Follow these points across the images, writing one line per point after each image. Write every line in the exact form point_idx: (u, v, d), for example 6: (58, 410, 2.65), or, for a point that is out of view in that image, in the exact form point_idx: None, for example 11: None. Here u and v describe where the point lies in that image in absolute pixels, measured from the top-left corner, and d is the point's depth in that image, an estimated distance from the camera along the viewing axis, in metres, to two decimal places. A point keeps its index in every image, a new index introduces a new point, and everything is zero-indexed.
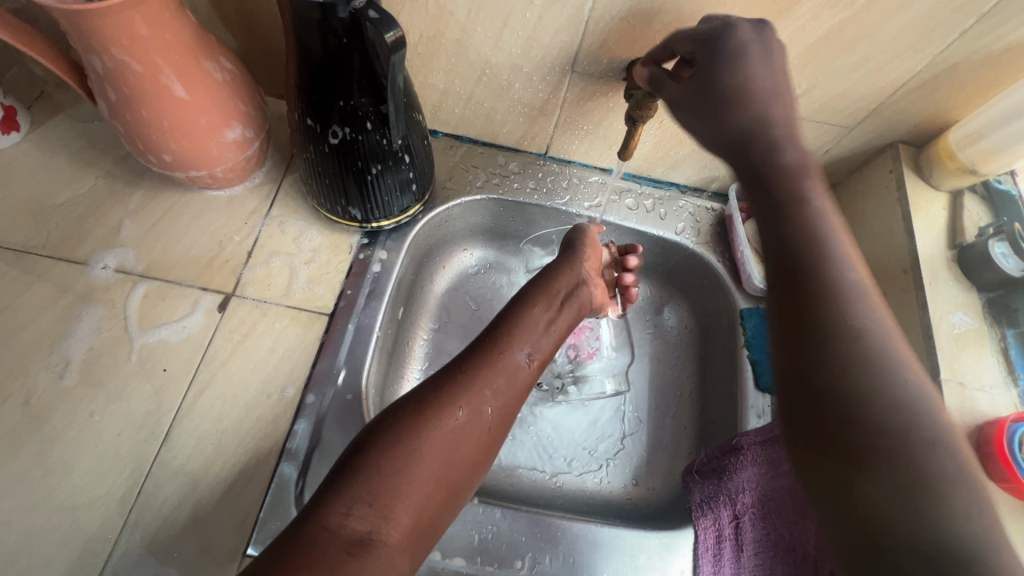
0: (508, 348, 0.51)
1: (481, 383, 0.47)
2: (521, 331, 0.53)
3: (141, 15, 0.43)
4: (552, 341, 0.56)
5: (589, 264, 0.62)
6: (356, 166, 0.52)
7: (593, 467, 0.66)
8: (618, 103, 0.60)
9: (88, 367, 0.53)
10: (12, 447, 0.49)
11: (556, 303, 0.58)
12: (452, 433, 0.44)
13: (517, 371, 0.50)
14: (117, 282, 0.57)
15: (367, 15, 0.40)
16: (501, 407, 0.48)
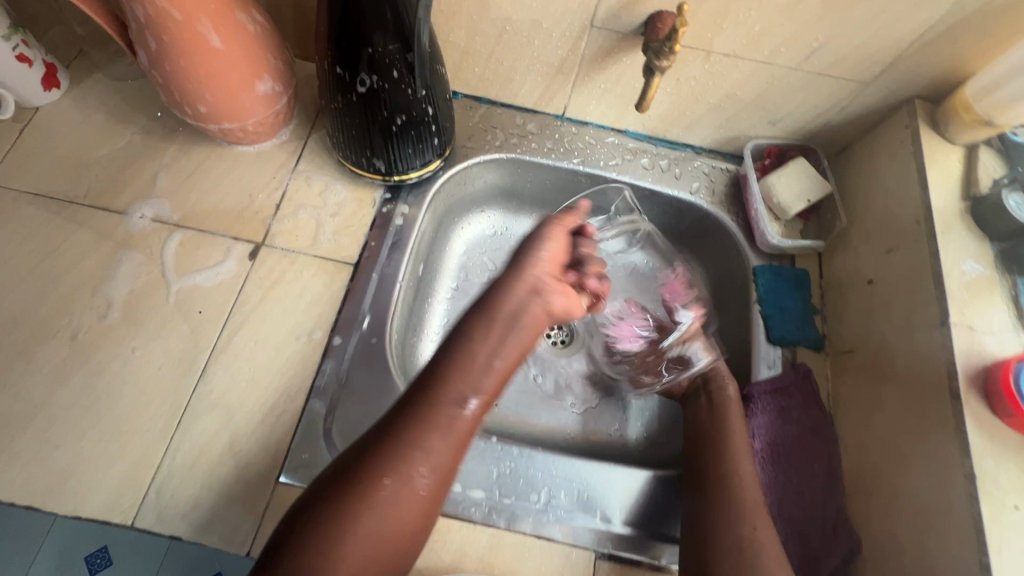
0: (444, 398, 0.45)
1: (412, 447, 0.43)
2: (457, 373, 0.46)
3: None
4: (505, 373, 0.48)
5: (540, 267, 0.53)
6: (381, 116, 0.54)
7: (606, 419, 0.68)
8: (635, 59, 0.61)
9: (130, 307, 0.56)
10: (61, 378, 0.52)
11: (495, 324, 0.49)
12: (382, 510, 0.41)
13: (457, 426, 0.45)
14: (154, 231, 0.59)
15: None
16: (439, 468, 0.43)
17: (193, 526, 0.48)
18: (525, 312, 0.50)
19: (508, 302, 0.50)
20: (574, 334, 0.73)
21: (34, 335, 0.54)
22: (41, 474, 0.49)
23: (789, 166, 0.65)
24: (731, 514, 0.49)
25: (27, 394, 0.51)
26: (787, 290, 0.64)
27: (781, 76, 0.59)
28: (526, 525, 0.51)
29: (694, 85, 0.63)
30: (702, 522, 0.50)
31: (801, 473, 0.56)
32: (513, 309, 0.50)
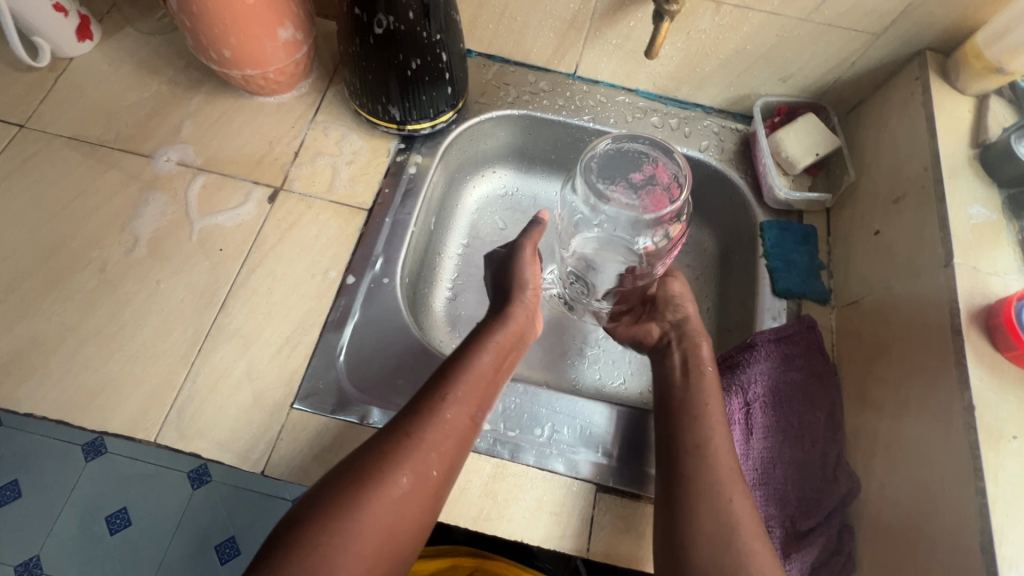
0: (455, 401, 0.47)
1: (426, 445, 0.44)
2: (469, 378, 0.48)
3: None
4: (502, 384, 0.52)
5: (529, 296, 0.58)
6: (397, 60, 0.55)
7: (612, 373, 0.70)
8: (646, 12, 0.62)
9: (155, 243, 0.58)
10: (90, 305, 0.55)
11: (503, 349, 0.52)
12: (398, 503, 0.42)
13: (466, 429, 0.47)
14: (179, 173, 0.62)
15: None
16: (448, 469, 0.45)
17: (212, 444, 0.51)
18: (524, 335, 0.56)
19: (520, 323, 0.55)
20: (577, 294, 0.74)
21: (65, 265, 0.56)
22: (71, 392, 0.52)
23: (798, 122, 0.66)
24: (706, 491, 0.46)
25: (60, 317, 0.54)
26: (794, 245, 0.65)
27: (791, 27, 0.60)
28: (529, 457, 0.53)
29: (704, 40, 0.64)
30: (673, 476, 0.48)
31: (802, 417, 0.56)
32: (514, 332, 0.54)
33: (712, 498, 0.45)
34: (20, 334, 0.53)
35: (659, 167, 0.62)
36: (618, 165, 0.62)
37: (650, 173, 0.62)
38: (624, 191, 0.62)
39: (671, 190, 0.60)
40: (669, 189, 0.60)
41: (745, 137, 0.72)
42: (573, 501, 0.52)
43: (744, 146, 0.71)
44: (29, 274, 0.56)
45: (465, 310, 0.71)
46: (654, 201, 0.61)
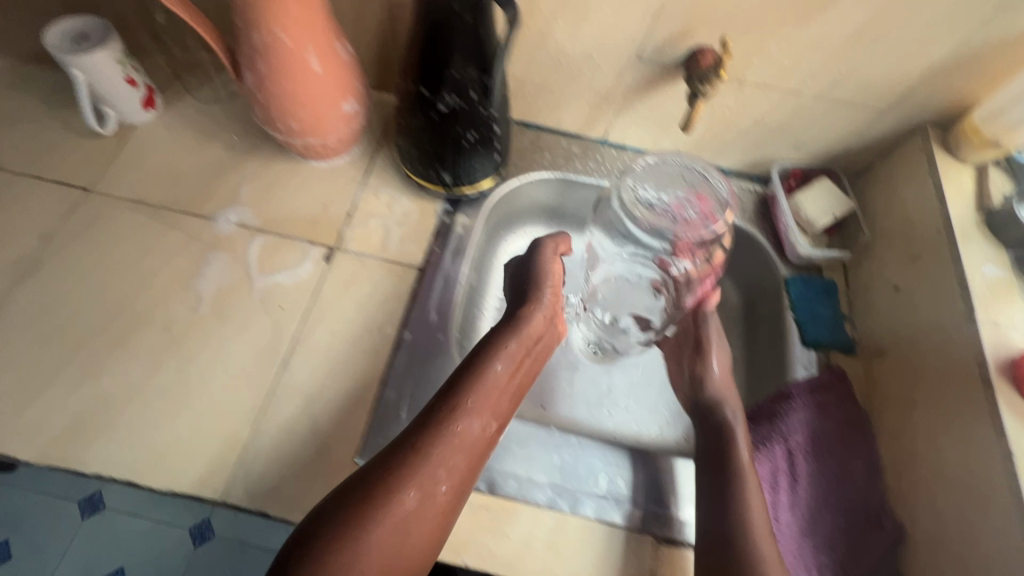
0: (464, 416, 0.48)
1: (435, 462, 0.45)
2: (479, 392, 0.50)
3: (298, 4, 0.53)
4: (514, 396, 0.53)
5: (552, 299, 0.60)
6: (456, 133, 0.60)
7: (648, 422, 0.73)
8: (677, 89, 0.68)
9: (218, 302, 0.61)
10: (156, 364, 0.56)
11: (519, 356, 0.54)
12: (401, 522, 0.43)
13: (475, 444, 0.48)
14: (238, 235, 0.65)
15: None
16: (456, 485, 0.46)
17: (278, 502, 0.51)
18: (548, 336, 0.59)
19: (538, 327, 0.57)
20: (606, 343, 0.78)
21: (131, 325, 0.58)
22: (137, 451, 0.52)
23: (813, 187, 0.72)
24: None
25: (127, 377, 0.55)
26: (818, 298, 0.69)
27: (806, 103, 0.67)
28: (588, 510, 0.54)
29: (728, 112, 0.70)
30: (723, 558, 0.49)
31: (844, 464, 0.59)
32: (530, 337, 0.56)
33: None
34: (87, 394, 0.54)
35: (703, 201, 0.69)
36: (670, 188, 0.70)
37: (696, 202, 0.69)
38: (677, 207, 0.69)
39: (708, 220, 0.67)
40: (710, 214, 0.68)
41: (761, 198, 0.78)
42: (634, 554, 0.53)
43: (762, 206, 0.77)
44: (95, 335, 0.57)
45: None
46: (693, 227, 0.68)
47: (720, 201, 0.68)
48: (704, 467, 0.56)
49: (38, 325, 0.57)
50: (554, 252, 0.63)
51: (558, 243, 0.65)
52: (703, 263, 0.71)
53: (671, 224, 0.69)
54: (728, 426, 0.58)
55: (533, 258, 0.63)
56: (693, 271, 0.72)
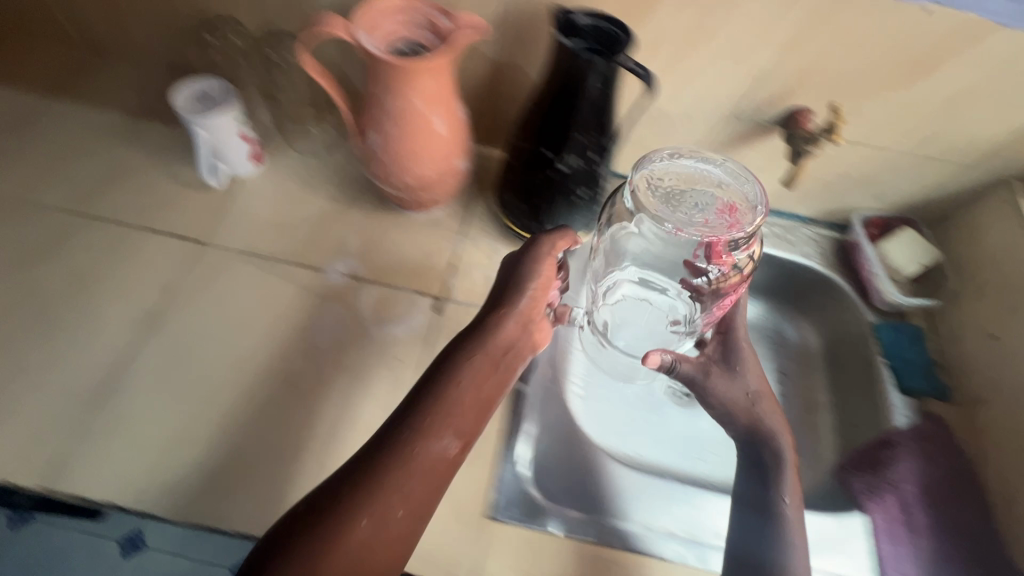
0: (423, 438, 0.47)
1: (389, 487, 0.45)
2: (443, 412, 0.49)
3: (434, 73, 0.55)
4: (482, 411, 0.51)
5: (531, 308, 0.58)
6: (572, 191, 0.63)
7: None
8: (769, 144, 0.71)
9: (337, 354, 0.62)
10: (285, 418, 0.57)
11: (490, 365, 0.53)
12: (356, 550, 0.42)
13: (437, 465, 0.47)
14: (350, 285, 0.67)
15: (635, 71, 0.51)
16: (411, 509, 0.45)
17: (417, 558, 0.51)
18: (521, 344, 0.57)
19: (506, 337, 0.55)
20: None
21: (257, 379, 0.59)
22: (273, 509, 0.52)
23: (898, 236, 0.75)
24: None
25: (257, 431, 0.56)
26: (909, 344, 0.72)
27: (894, 158, 0.70)
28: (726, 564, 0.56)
29: (816, 165, 0.72)
30: None
31: (957, 512, 0.62)
32: (500, 348, 0.55)
33: None
34: (221, 449, 0.55)
35: (732, 205, 0.53)
36: (682, 196, 0.55)
37: (720, 206, 0.54)
38: (702, 215, 0.53)
39: (729, 230, 0.51)
40: (733, 224, 0.51)
41: (839, 244, 0.80)
42: None
43: (841, 253, 0.79)
44: (224, 388, 0.58)
45: (601, 414, 0.69)
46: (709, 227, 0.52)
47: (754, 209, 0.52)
48: (739, 505, 0.59)
49: (168, 378, 0.59)
50: (549, 250, 0.59)
51: (556, 242, 0.60)
52: (736, 273, 0.56)
53: (689, 228, 0.52)
54: (774, 459, 0.60)
55: (521, 262, 0.59)
56: (722, 279, 0.57)
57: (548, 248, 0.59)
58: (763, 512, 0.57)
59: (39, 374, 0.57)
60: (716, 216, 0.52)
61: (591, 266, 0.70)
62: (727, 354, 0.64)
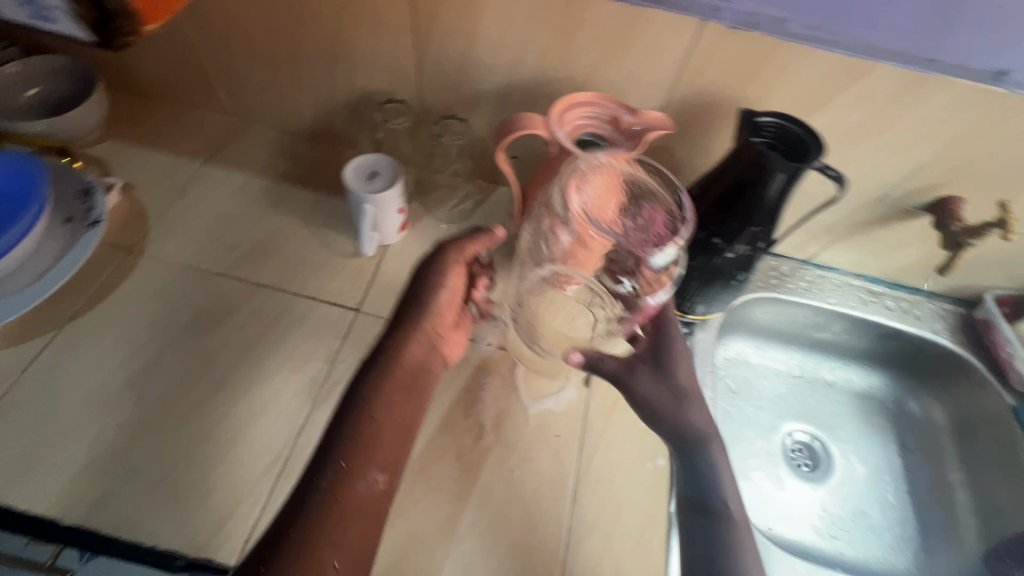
0: (348, 480, 0.49)
1: (321, 537, 0.46)
2: (365, 447, 0.52)
3: (614, 166, 0.58)
4: (403, 440, 0.55)
5: (442, 326, 0.61)
6: (733, 275, 0.65)
7: (880, 545, 0.76)
8: (907, 226, 0.73)
9: (499, 429, 0.63)
10: (460, 496, 0.59)
11: (408, 389, 0.57)
12: None
13: (363, 503, 0.49)
14: (502, 356, 0.68)
15: (826, 174, 0.53)
16: (350, 561, 0.47)
17: None
18: (431, 365, 0.60)
19: (414, 361, 0.58)
20: (815, 460, 0.83)
21: (427, 454, 0.61)
22: None
23: None
24: None
25: (435, 507, 0.58)
26: None
27: None
28: None
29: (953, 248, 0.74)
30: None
31: None
32: (411, 370, 0.58)
33: None
34: (405, 526, 0.57)
35: (659, 212, 0.59)
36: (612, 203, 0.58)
37: (646, 213, 0.59)
38: (610, 215, 0.58)
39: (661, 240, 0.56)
40: (664, 237, 0.57)
41: (966, 319, 0.81)
42: None
43: (972, 329, 0.80)
44: None
45: None
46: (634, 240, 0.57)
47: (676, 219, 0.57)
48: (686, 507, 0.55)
49: None
50: (457, 258, 0.62)
51: (463, 251, 0.63)
52: (646, 285, 0.58)
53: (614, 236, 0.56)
54: (705, 455, 0.55)
55: (425, 277, 0.61)
56: (629, 297, 0.59)
57: (455, 256, 0.62)
58: (702, 513, 0.53)
59: (218, 444, 0.58)
60: (621, 227, 0.58)
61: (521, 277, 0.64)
62: (658, 353, 0.58)
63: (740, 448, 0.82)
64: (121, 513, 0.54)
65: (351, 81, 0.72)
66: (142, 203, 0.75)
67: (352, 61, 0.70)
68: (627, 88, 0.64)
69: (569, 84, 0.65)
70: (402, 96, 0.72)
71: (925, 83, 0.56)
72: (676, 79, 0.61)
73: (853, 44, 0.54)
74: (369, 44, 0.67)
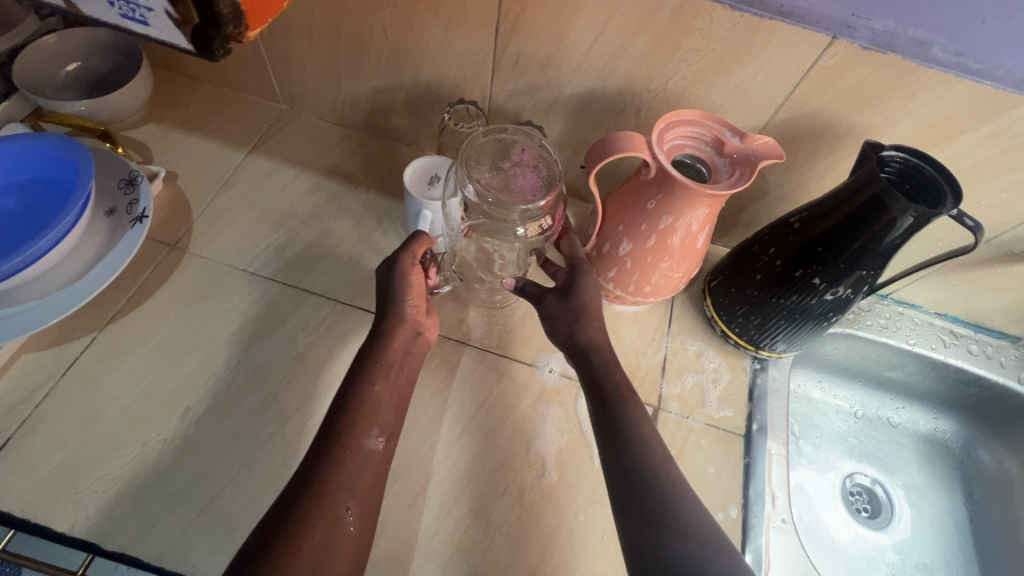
0: (356, 438, 0.48)
1: (333, 485, 0.45)
2: (367, 411, 0.50)
3: (710, 205, 0.53)
4: (400, 407, 0.54)
5: (415, 313, 0.58)
6: (827, 316, 0.59)
7: None
8: (1007, 269, 0.67)
9: (562, 466, 0.59)
10: (522, 539, 0.55)
11: (395, 373, 0.54)
12: (314, 557, 0.42)
13: (369, 459, 0.48)
14: (565, 385, 0.64)
15: (963, 222, 0.49)
16: (364, 509, 0.46)
17: None
18: (414, 354, 0.57)
19: (398, 348, 0.55)
20: (874, 505, 0.79)
21: (487, 489, 0.57)
22: None
23: None
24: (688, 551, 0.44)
25: (495, 550, 0.54)
26: None
27: None
28: None
29: None
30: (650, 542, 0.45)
31: None
32: (399, 350, 0.55)
33: None
34: (465, 569, 0.53)
35: (528, 152, 0.58)
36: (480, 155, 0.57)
37: (518, 159, 0.57)
38: (488, 175, 0.56)
39: (533, 190, 0.56)
40: (543, 172, 0.57)
41: None
42: None
43: None
44: (457, 496, 0.57)
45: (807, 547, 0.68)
46: (518, 188, 0.56)
47: (539, 157, 0.57)
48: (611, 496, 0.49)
49: (397, 482, 0.56)
50: (415, 260, 0.58)
51: (416, 254, 0.59)
52: (539, 226, 0.59)
53: (487, 188, 0.55)
54: (633, 437, 0.51)
55: (391, 278, 0.57)
56: (535, 235, 0.61)
57: (412, 261, 0.58)
58: (649, 516, 0.46)
59: (265, 469, 0.54)
60: (502, 178, 0.56)
61: (457, 245, 0.66)
62: (568, 286, 0.59)
63: (801, 493, 0.77)
64: (165, 540, 0.50)
65: (417, 75, 0.67)
66: (186, 194, 0.71)
67: (420, 54, 0.64)
68: (727, 105, 0.58)
69: (663, 96, 0.59)
70: (472, 96, 0.67)
71: None
72: (785, 99, 0.55)
73: (1002, 75, 0.48)
74: (444, 37, 0.61)
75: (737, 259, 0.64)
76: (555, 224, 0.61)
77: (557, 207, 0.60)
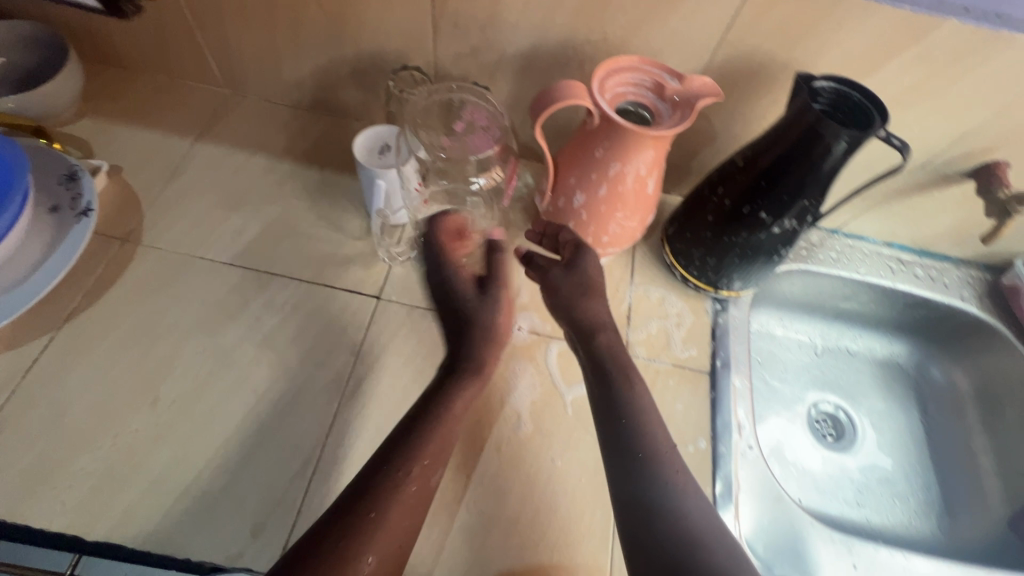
0: (402, 470, 0.47)
1: (385, 525, 0.45)
2: (429, 449, 0.49)
3: (655, 147, 0.54)
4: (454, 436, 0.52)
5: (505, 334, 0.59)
6: (775, 250, 0.61)
7: (902, 507, 0.77)
8: (944, 193, 0.71)
9: (536, 417, 0.61)
10: (503, 488, 0.57)
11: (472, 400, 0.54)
12: None
13: (419, 494, 0.48)
14: (535, 342, 0.65)
15: (891, 142, 0.51)
16: (406, 532, 0.47)
17: None
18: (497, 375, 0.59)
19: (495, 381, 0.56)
20: (837, 429, 0.83)
21: (466, 446, 0.59)
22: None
23: None
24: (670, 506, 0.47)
25: (478, 501, 0.56)
26: None
27: None
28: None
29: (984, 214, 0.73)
30: (641, 501, 0.48)
31: None
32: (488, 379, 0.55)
33: (677, 539, 0.45)
34: (448, 522, 0.55)
35: (479, 111, 0.59)
36: (428, 115, 0.59)
37: (469, 118, 0.59)
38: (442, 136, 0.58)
39: (484, 142, 0.58)
40: (492, 128, 0.59)
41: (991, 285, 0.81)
42: None
43: (1000, 295, 0.80)
44: None
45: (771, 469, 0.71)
46: (472, 147, 0.58)
47: (490, 115, 0.59)
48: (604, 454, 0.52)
49: None
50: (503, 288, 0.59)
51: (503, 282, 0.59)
52: (493, 178, 0.62)
53: (441, 145, 0.57)
54: (627, 409, 0.53)
55: (488, 307, 0.57)
56: (491, 189, 0.63)
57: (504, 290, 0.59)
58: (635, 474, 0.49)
59: (242, 447, 0.55)
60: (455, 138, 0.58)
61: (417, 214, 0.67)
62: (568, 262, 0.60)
63: (769, 424, 0.81)
64: (147, 524, 0.51)
65: (359, 46, 0.66)
66: (134, 186, 0.69)
67: (359, 24, 0.63)
68: (666, 51, 0.59)
69: (603, 47, 0.60)
70: (416, 62, 0.66)
71: (989, 42, 0.52)
72: (721, 41, 0.57)
73: None
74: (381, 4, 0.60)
75: (690, 203, 0.66)
76: (508, 179, 0.63)
77: (508, 161, 0.62)
